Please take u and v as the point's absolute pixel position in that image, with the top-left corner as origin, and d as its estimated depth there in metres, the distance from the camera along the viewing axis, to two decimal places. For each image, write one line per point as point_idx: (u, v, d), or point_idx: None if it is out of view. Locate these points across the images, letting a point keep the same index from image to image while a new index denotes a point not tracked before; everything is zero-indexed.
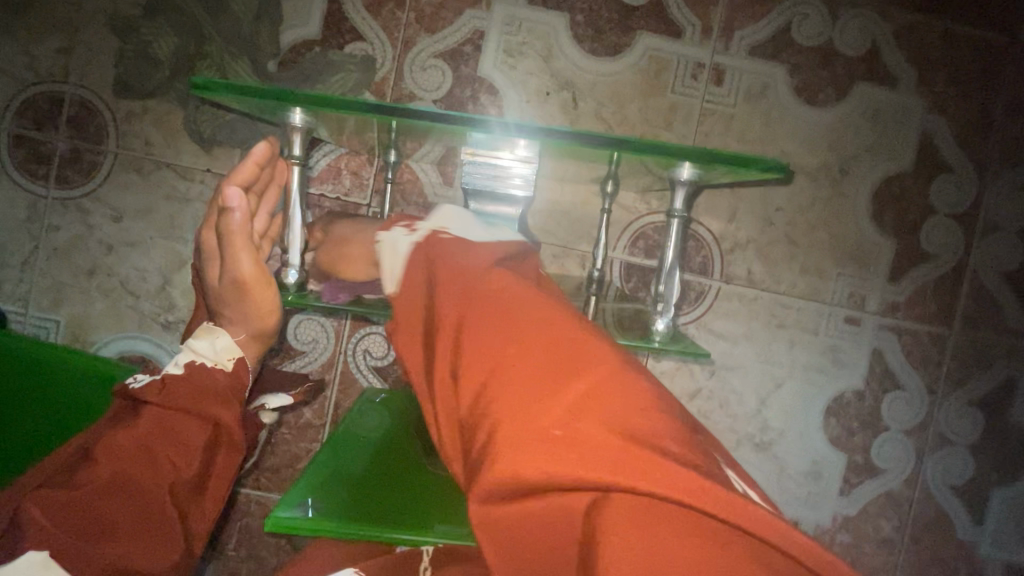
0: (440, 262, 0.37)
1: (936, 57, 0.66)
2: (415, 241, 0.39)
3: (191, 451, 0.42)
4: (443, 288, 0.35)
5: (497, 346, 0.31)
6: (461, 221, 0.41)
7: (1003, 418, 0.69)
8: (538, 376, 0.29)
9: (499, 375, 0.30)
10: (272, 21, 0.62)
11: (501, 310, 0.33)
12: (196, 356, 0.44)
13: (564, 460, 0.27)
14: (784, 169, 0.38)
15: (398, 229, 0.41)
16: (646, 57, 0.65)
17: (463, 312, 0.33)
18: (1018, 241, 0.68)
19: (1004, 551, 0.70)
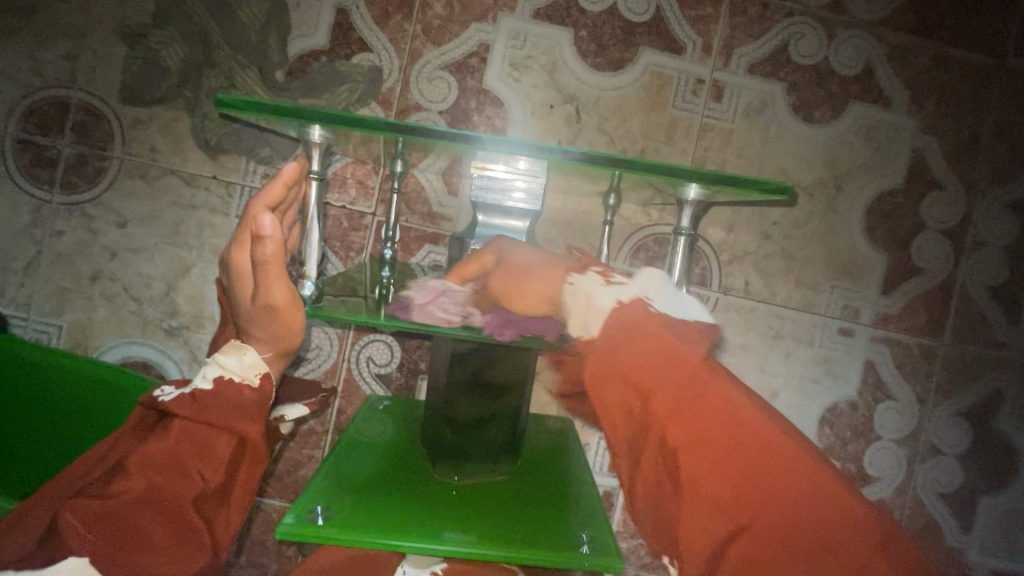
0: (642, 330, 0.36)
1: (926, 77, 0.68)
2: (620, 301, 0.37)
3: (219, 462, 0.44)
4: (646, 371, 0.34)
5: (707, 429, 0.32)
6: (661, 292, 0.40)
7: (991, 428, 0.71)
8: (770, 506, 0.30)
9: (716, 465, 0.31)
10: (280, 31, 0.63)
11: (724, 425, 0.33)
12: (223, 370, 0.46)
13: (789, 550, 0.29)
14: (790, 191, 0.39)
15: (596, 278, 0.39)
16: (648, 72, 0.66)
17: (668, 391, 0.34)
18: (1006, 256, 0.70)
19: (991, 558, 0.72)
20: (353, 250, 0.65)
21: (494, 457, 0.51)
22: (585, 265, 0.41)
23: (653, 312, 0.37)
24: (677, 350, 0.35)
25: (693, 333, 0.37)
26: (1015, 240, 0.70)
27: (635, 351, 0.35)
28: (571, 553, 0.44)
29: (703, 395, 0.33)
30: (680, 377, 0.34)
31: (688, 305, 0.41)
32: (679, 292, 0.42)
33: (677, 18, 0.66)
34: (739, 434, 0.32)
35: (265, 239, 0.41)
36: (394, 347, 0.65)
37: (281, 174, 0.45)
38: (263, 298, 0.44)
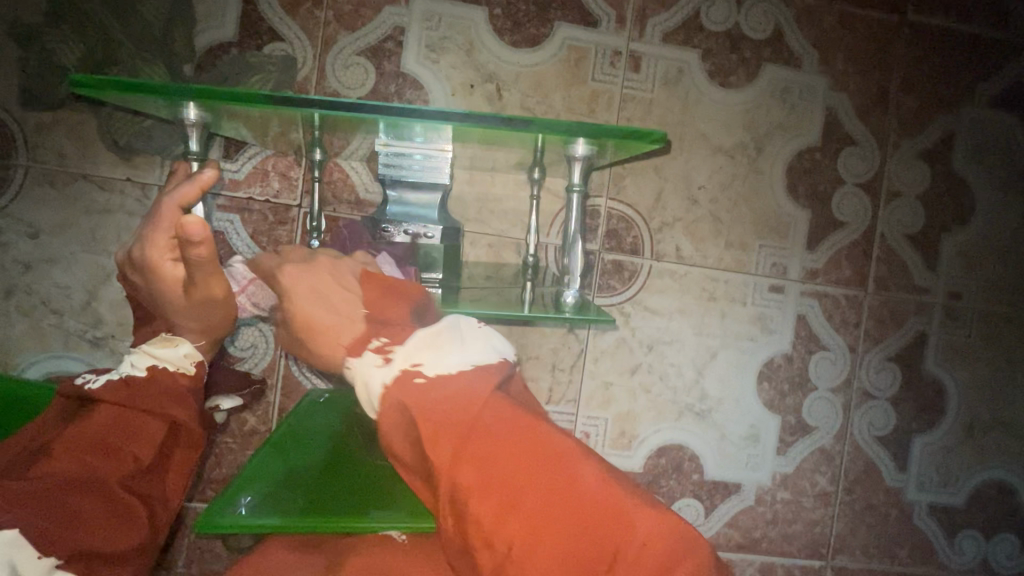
0: (420, 404, 0.37)
1: (834, 38, 0.71)
2: (390, 384, 0.38)
3: (152, 444, 0.44)
4: (417, 395, 0.37)
5: (499, 482, 0.33)
6: (434, 353, 0.40)
7: (918, 370, 0.74)
8: (502, 466, 0.33)
9: (453, 428, 0.35)
10: (186, 25, 0.62)
11: (458, 402, 0.36)
12: (156, 360, 0.46)
13: (510, 492, 0.33)
14: (669, 140, 0.40)
15: (371, 360, 0.40)
16: (565, 47, 0.67)
17: (455, 440, 0.35)
18: (919, 205, 0.73)
19: (927, 494, 0.75)
20: (280, 244, 0.64)
21: None
22: (368, 336, 0.42)
23: (425, 382, 0.38)
24: (447, 402, 0.36)
25: (478, 374, 0.38)
26: (927, 190, 0.73)
27: (421, 421, 0.36)
28: None
29: (502, 444, 0.34)
30: (467, 444, 0.34)
31: (470, 355, 0.40)
32: (465, 335, 0.42)
33: None
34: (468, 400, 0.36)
35: (198, 244, 0.40)
36: None
37: (198, 177, 0.43)
38: (199, 296, 0.44)
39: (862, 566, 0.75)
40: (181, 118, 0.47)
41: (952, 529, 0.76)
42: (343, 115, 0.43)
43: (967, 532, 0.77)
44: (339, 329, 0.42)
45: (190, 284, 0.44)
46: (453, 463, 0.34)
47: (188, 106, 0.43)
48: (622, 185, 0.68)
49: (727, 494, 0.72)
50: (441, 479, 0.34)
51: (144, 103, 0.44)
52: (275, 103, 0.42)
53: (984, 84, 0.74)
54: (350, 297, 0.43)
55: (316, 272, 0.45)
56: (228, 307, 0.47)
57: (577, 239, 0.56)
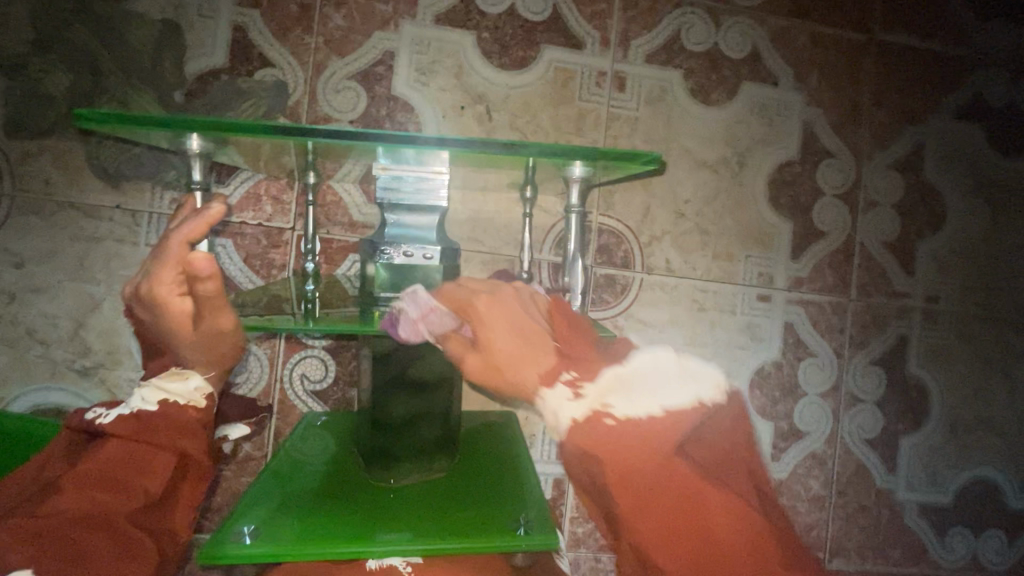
0: (612, 456, 0.36)
1: (808, 56, 0.74)
2: (579, 419, 0.37)
3: (160, 478, 0.42)
4: (599, 451, 0.36)
5: (698, 560, 0.34)
6: (629, 390, 0.38)
7: (902, 373, 0.76)
8: (697, 539, 0.34)
9: (639, 498, 0.35)
10: (176, 52, 0.62)
11: (645, 468, 0.35)
12: (167, 394, 0.44)
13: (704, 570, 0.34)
14: (662, 159, 0.42)
15: (563, 394, 0.37)
16: (552, 68, 0.68)
17: (645, 512, 0.35)
18: (895, 213, 0.76)
19: (916, 494, 0.77)
20: (273, 267, 0.64)
21: (429, 452, 0.51)
22: (556, 368, 0.38)
23: (611, 425, 0.36)
24: (644, 459, 0.36)
25: (669, 424, 0.37)
26: (902, 199, 0.76)
27: (612, 471, 0.36)
28: (508, 536, 0.45)
29: (698, 523, 0.34)
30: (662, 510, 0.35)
31: (670, 396, 0.38)
32: (660, 374, 0.40)
33: (574, 15, 0.69)
34: (650, 464, 0.35)
35: (206, 279, 0.40)
36: (327, 361, 0.64)
37: (208, 211, 0.42)
38: (205, 328, 0.43)
39: (858, 569, 0.76)
40: (178, 147, 0.47)
41: (941, 527, 0.78)
42: (342, 142, 0.44)
43: (956, 529, 0.79)
44: (517, 368, 0.39)
45: (197, 317, 0.42)
46: (647, 526, 0.35)
47: (188, 136, 0.43)
48: (611, 201, 0.70)
49: None
50: (631, 535, 0.35)
51: (143, 135, 0.44)
52: (275, 132, 0.42)
53: (949, 97, 0.78)
54: (530, 332, 0.40)
55: (501, 300, 0.41)
56: (235, 337, 0.45)
57: (577, 258, 0.57)
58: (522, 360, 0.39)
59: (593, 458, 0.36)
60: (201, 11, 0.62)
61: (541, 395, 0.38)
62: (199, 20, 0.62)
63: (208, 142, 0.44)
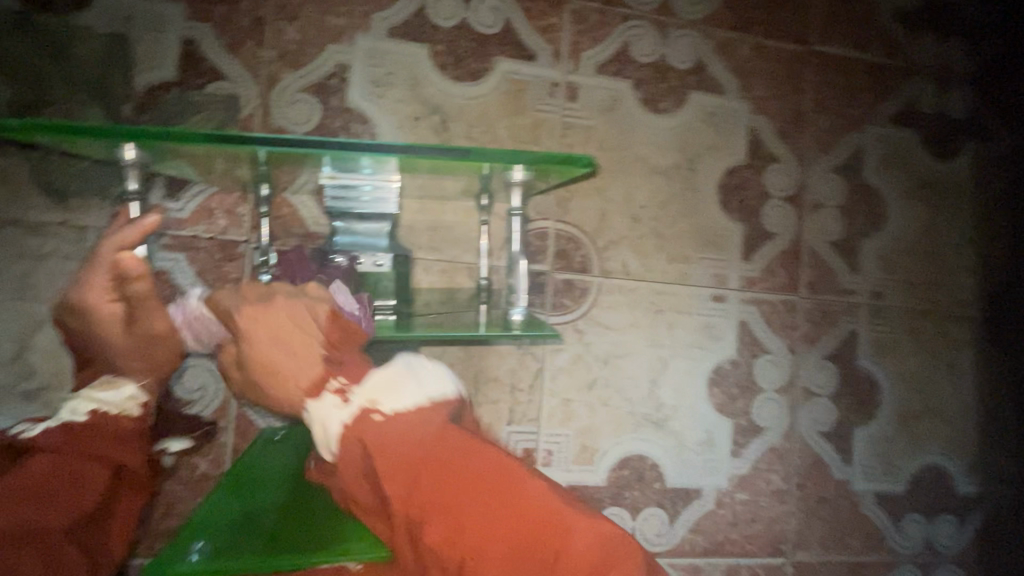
0: (376, 438, 0.44)
1: (750, 66, 0.77)
2: (348, 422, 0.44)
3: (98, 490, 0.43)
4: (370, 434, 0.44)
5: (450, 504, 0.42)
6: (389, 390, 0.46)
7: (853, 366, 0.79)
8: (458, 495, 0.42)
9: (405, 464, 0.43)
10: (124, 66, 0.61)
11: (415, 440, 0.44)
12: (100, 404, 0.46)
13: (462, 516, 0.41)
14: (596, 163, 0.43)
15: (332, 404, 0.45)
16: (505, 80, 0.70)
17: (407, 477, 0.42)
18: (839, 214, 0.80)
19: (872, 484, 0.80)
20: (228, 281, 0.63)
21: None
22: (326, 376, 0.46)
23: (384, 418, 0.45)
24: (418, 437, 0.44)
25: (429, 412, 0.47)
26: (844, 200, 0.80)
27: (381, 450, 0.43)
28: None
29: (461, 468, 0.43)
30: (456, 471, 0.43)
31: (420, 390, 0.48)
32: (416, 367, 0.49)
33: (525, 28, 0.71)
34: (421, 440, 0.44)
35: (137, 279, 0.45)
36: None
37: (141, 223, 0.46)
38: (142, 332, 0.47)
39: (820, 559, 0.78)
40: (115, 160, 0.47)
41: (896, 515, 0.81)
42: (286, 150, 0.44)
43: (910, 516, 0.81)
44: (292, 366, 0.45)
45: (133, 321, 0.47)
46: (421, 489, 0.42)
47: (123, 146, 0.43)
48: (568, 207, 0.71)
49: (689, 499, 0.74)
50: (409, 503, 0.42)
51: (76, 145, 0.44)
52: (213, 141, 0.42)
53: (883, 103, 0.82)
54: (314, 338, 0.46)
55: (275, 308, 0.46)
56: (172, 344, 0.49)
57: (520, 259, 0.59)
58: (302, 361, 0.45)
59: (365, 443, 0.43)
60: (150, 25, 0.62)
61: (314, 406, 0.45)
62: (149, 34, 0.62)
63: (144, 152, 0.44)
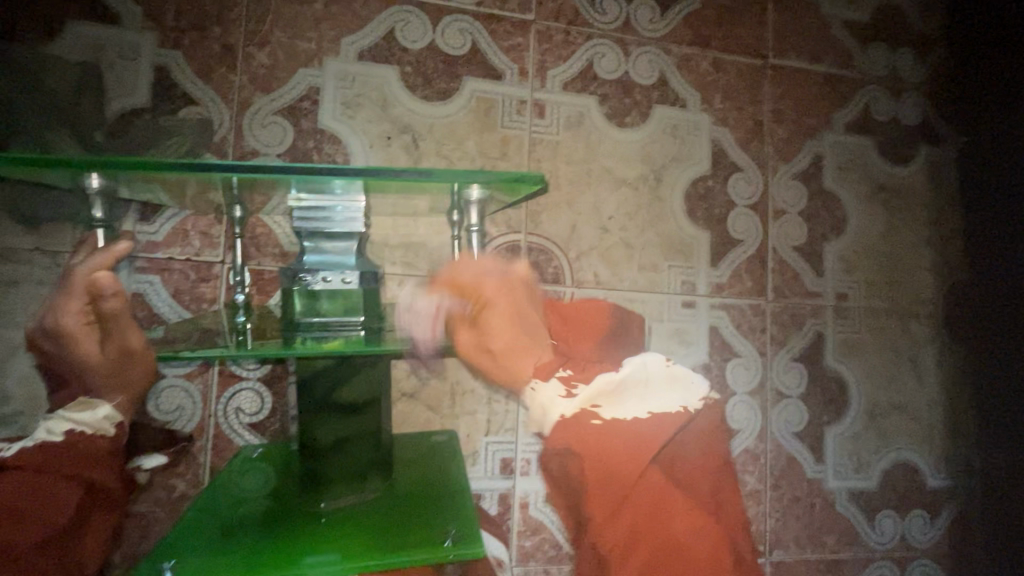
0: (602, 441, 0.49)
1: (710, 80, 0.80)
2: (567, 414, 0.50)
3: (67, 507, 0.45)
4: (619, 465, 0.48)
5: (653, 557, 0.46)
6: (629, 395, 0.52)
7: (820, 367, 0.82)
8: (640, 515, 0.47)
9: (613, 483, 0.48)
10: (96, 95, 0.63)
11: (661, 503, 0.47)
12: (76, 424, 0.47)
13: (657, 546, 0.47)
14: (547, 181, 0.44)
15: (557, 391, 0.51)
16: (474, 98, 0.72)
17: (632, 513, 0.47)
18: (802, 220, 0.83)
19: (845, 481, 0.82)
20: (204, 302, 0.64)
21: (361, 473, 0.52)
22: (553, 367, 0.52)
23: (602, 425, 0.49)
24: (627, 468, 0.47)
25: (658, 432, 0.50)
26: (806, 206, 0.83)
27: (587, 454, 0.49)
28: (435, 550, 0.47)
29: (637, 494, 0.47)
30: (651, 497, 0.47)
31: (660, 401, 0.54)
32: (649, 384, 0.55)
33: (491, 47, 0.73)
34: (623, 464, 0.48)
35: (111, 297, 0.44)
36: (263, 393, 0.63)
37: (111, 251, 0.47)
38: (115, 350, 0.46)
39: (798, 558, 0.80)
40: (80, 190, 0.48)
41: (871, 511, 0.83)
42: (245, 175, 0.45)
43: (884, 512, 0.84)
44: (507, 349, 0.52)
45: (106, 338, 0.45)
46: (620, 512, 0.47)
47: (84, 176, 0.44)
48: (539, 220, 0.73)
49: None
50: (598, 504, 0.48)
51: (40, 175, 0.45)
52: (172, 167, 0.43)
53: (840, 113, 0.86)
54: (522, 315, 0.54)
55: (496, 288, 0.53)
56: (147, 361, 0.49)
57: None
58: (508, 334, 0.52)
59: (574, 445, 0.49)
60: (122, 54, 0.64)
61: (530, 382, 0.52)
62: (121, 63, 0.64)
63: (106, 180, 0.45)
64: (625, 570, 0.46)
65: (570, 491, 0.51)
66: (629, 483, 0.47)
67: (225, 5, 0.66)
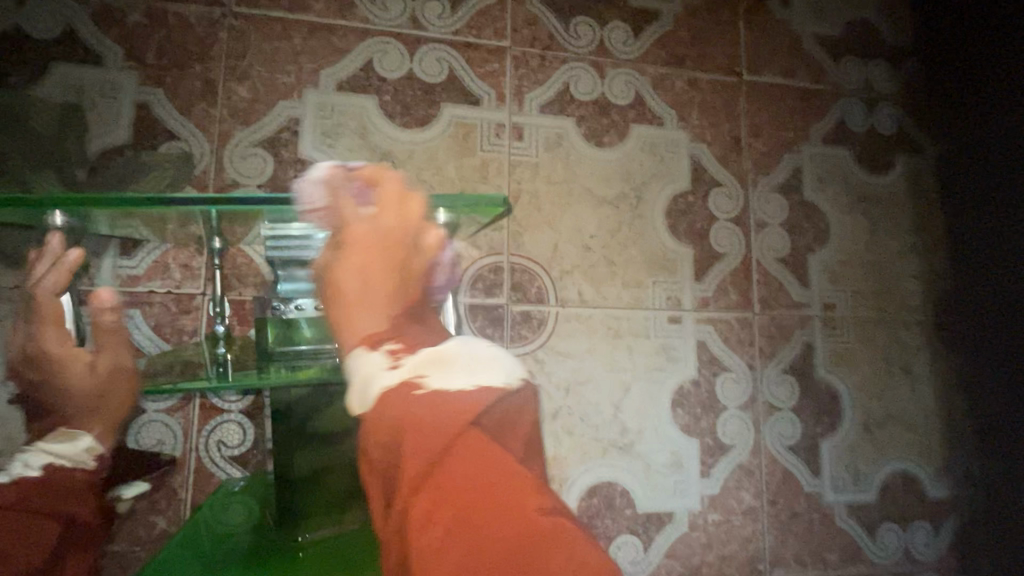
0: (415, 401, 0.40)
1: (686, 97, 0.82)
2: (388, 386, 0.42)
3: (47, 546, 0.45)
4: (426, 419, 0.39)
5: (451, 524, 0.36)
6: (444, 370, 0.44)
7: (812, 378, 0.81)
8: (446, 474, 0.37)
9: (423, 436, 0.39)
10: (78, 133, 0.64)
11: (471, 466, 0.38)
12: (54, 458, 0.47)
13: (458, 512, 0.36)
14: (505, 200, 0.46)
15: (378, 362, 0.43)
16: (452, 124, 0.73)
17: (435, 471, 0.37)
18: (784, 232, 0.83)
19: (843, 495, 0.80)
20: (185, 334, 0.63)
21: (336, 505, 0.52)
22: (381, 337, 0.46)
23: (421, 392, 0.41)
24: (442, 425, 0.39)
25: (479, 399, 0.42)
26: (788, 218, 0.83)
27: (403, 410, 0.40)
28: None
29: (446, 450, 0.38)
30: (468, 461, 0.38)
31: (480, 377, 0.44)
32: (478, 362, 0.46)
33: (469, 74, 0.74)
34: (444, 418, 0.39)
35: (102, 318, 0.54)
36: (246, 426, 0.62)
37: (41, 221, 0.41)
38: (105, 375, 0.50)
39: None
40: (47, 228, 0.48)
41: (871, 525, 0.81)
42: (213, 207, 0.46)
43: (885, 525, 0.82)
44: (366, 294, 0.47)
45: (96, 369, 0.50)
46: (417, 466, 0.38)
47: (49, 214, 0.45)
48: (521, 241, 0.74)
49: (662, 523, 0.74)
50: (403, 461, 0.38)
51: (6, 215, 0.45)
52: (134, 202, 0.44)
53: (816, 125, 0.87)
54: (390, 285, 0.48)
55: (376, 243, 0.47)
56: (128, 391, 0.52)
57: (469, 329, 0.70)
58: (350, 293, 0.47)
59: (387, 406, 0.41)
60: (105, 93, 0.65)
61: (354, 351, 0.45)
62: (103, 101, 0.65)
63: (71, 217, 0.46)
64: (434, 544, 0.35)
65: (378, 464, 0.40)
66: (442, 442, 0.38)
67: (206, 42, 0.68)
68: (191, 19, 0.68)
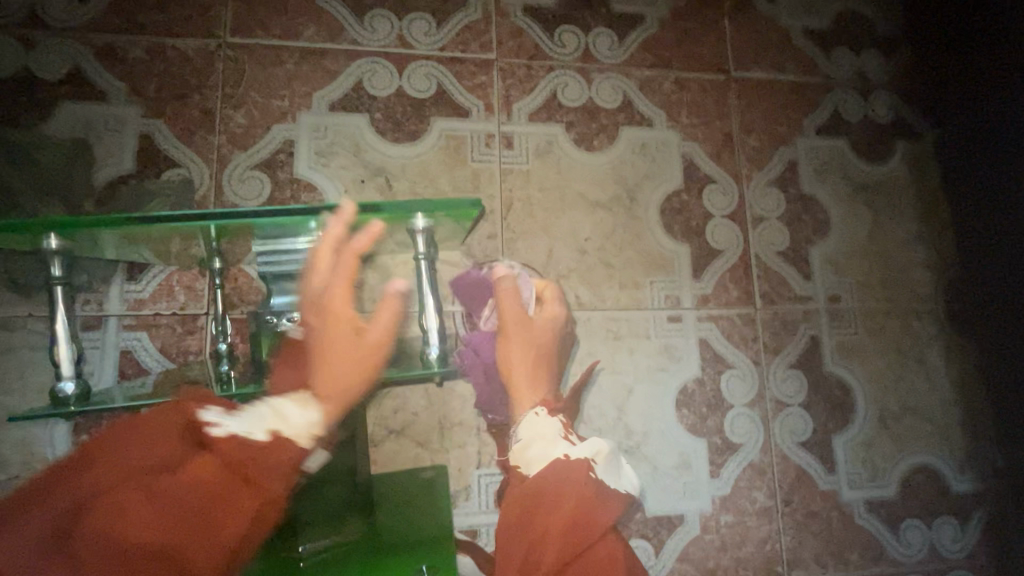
0: (561, 485, 0.59)
1: (675, 98, 0.82)
2: (564, 453, 0.61)
3: (240, 523, 0.48)
4: (551, 500, 0.58)
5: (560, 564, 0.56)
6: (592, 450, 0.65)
7: (820, 372, 0.79)
8: (562, 538, 0.57)
9: (547, 513, 0.58)
10: (86, 166, 0.67)
11: (575, 534, 0.57)
12: (280, 426, 0.51)
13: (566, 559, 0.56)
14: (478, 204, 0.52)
15: (557, 432, 0.63)
16: (443, 137, 0.75)
17: (554, 536, 0.57)
18: (783, 225, 0.82)
19: (861, 492, 0.78)
20: (189, 355, 0.64)
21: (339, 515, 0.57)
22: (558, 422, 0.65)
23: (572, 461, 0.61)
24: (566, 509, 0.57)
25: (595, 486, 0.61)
26: (786, 211, 0.83)
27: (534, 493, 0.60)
28: None
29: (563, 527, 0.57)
30: (574, 533, 0.57)
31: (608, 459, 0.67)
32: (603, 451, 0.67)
33: (457, 88, 0.76)
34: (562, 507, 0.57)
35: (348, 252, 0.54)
36: None
37: (371, 230, 0.53)
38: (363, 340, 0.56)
39: None
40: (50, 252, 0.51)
41: (893, 522, 0.79)
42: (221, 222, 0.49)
43: (908, 521, 0.79)
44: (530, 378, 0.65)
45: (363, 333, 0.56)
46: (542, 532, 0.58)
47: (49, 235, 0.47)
48: (515, 247, 0.74)
49: (673, 527, 0.73)
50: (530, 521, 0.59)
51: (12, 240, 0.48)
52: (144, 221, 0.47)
53: (810, 117, 0.86)
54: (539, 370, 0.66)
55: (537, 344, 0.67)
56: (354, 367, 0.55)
57: None
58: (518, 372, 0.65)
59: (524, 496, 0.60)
60: (109, 126, 0.68)
61: (537, 416, 0.63)
62: (108, 134, 0.68)
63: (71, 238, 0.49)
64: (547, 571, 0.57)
65: (516, 547, 0.59)
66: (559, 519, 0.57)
67: (203, 73, 0.71)
68: (190, 53, 0.71)
